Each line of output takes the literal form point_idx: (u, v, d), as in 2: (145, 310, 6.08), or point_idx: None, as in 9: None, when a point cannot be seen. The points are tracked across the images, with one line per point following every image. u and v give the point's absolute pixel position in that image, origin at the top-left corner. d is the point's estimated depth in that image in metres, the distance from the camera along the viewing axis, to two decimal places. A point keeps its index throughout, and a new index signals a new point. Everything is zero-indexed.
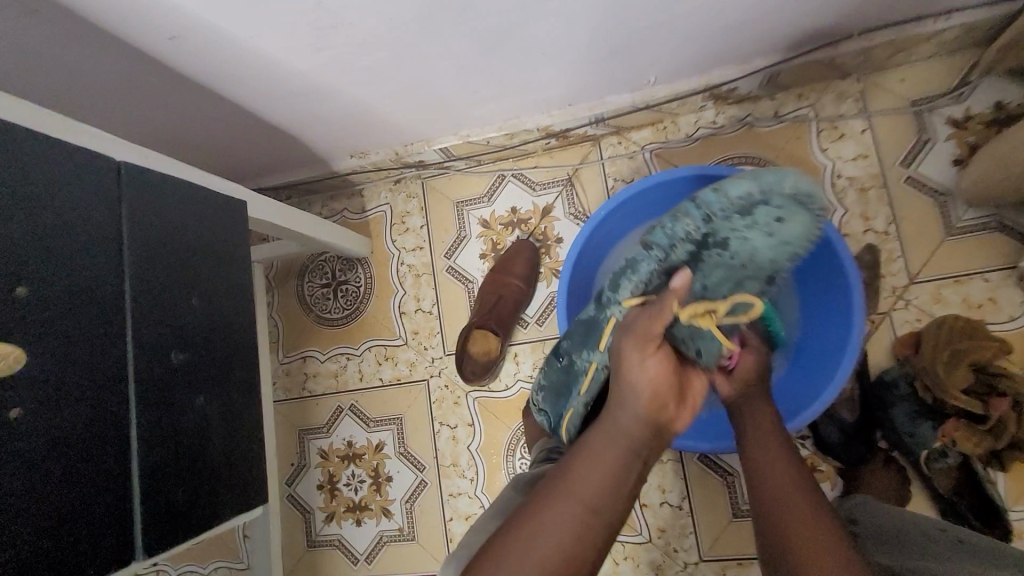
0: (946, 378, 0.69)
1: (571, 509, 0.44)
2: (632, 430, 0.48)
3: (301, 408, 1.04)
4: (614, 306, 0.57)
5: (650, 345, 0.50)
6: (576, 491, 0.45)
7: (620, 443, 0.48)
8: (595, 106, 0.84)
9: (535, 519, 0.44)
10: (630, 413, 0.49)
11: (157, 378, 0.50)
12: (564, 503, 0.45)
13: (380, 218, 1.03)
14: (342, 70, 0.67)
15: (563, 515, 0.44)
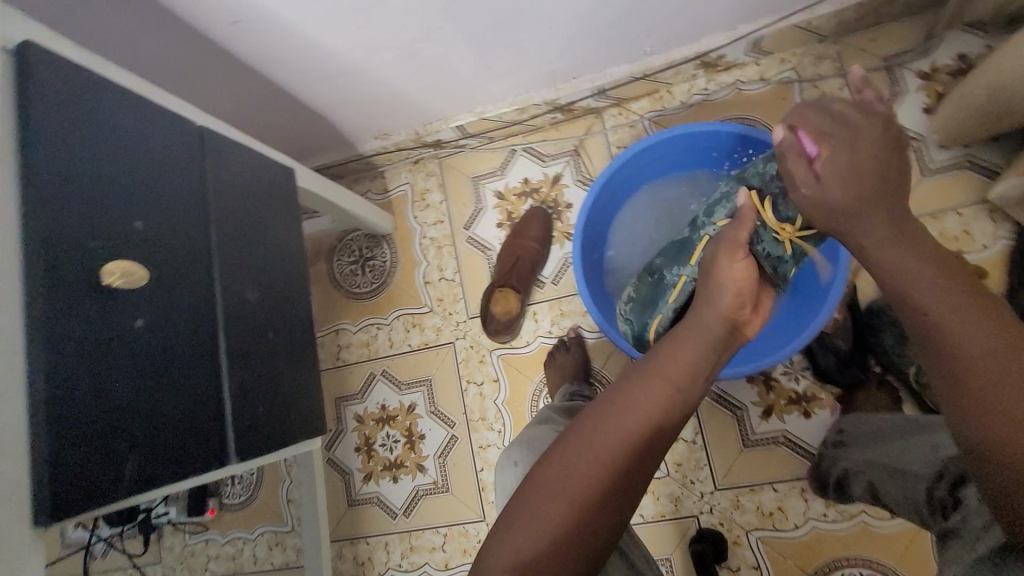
0: None
1: (664, 387, 0.48)
2: (719, 329, 0.51)
3: (336, 377, 1.11)
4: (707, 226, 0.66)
5: (737, 247, 0.54)
6: (662, 371, 0.49)
7: (706, 334, 0.51)
8: (597, 79, 0.92)
9: (626, 394, 0.49)
10: (717, 310, 0.52)
11: (240, 309, 0.58)
12: (652, 382, 0.49)
13: (402, 197, 1.12)
14: (376, 51, 0.75)
15: (652, 392, 0.48)
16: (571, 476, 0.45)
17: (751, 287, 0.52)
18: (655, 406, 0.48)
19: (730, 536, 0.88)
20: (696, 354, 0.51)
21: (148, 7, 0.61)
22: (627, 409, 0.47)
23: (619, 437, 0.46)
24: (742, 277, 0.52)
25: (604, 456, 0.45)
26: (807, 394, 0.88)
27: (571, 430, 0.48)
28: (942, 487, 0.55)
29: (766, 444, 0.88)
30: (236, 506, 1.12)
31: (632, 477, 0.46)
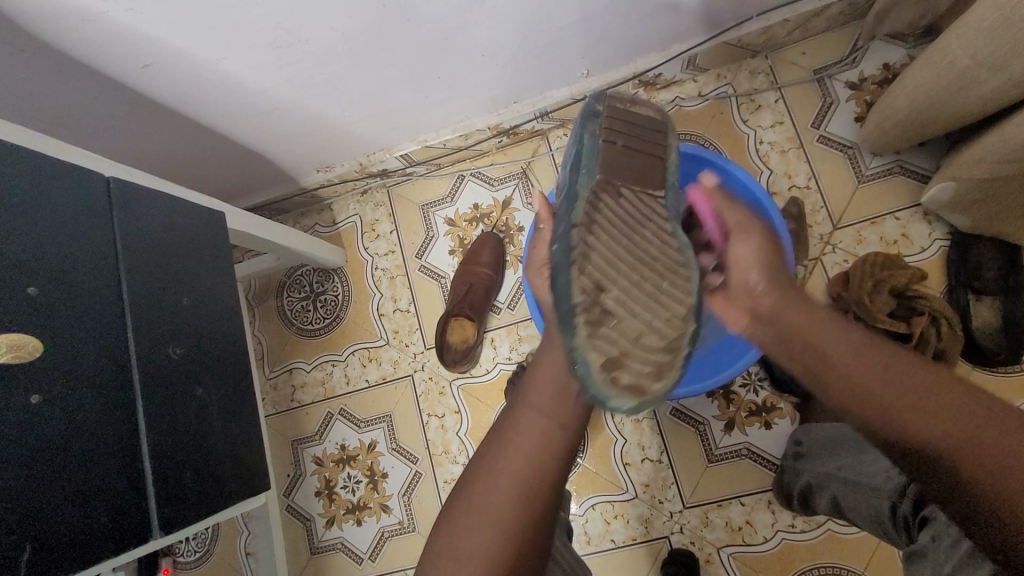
0: (874, 305, 0.79)
1: (531, 418, 0.53)
2: (564, 342, 0.52)
3: (292, 419, 1.07)
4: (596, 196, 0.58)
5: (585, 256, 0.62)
6: (530, 399, 0.54)
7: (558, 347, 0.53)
8: (538, 102, 0.93)
9: (505, 437, 0.53)
10: (566, 321, 0.58)
11: (158, 370, 0.55)
12: (520, 419, 0.53)
13: (352, 228, 1.09)
14: (303, 85, 0.73)
15: (524, 428, 0.53)
16: (474, 527, 0.50)
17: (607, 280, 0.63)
18: (527, 439, 0.52)
19: (701, 555, 0.87)
20: (555, 376, 0.53)
21: (45, 54, 0.58)
22: (502, 452, 0.52)
23: (508, 474, 0.51)
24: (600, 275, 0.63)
25: (492, 499, 0.50)
26: (766, 404, 0.88)
27: (481, 461, 0.54)
28: (903, 504, 0.55)
29: (730, 458, 0.88)
30: (192, 563, 1.05)
31: (526, 508, 0.50)
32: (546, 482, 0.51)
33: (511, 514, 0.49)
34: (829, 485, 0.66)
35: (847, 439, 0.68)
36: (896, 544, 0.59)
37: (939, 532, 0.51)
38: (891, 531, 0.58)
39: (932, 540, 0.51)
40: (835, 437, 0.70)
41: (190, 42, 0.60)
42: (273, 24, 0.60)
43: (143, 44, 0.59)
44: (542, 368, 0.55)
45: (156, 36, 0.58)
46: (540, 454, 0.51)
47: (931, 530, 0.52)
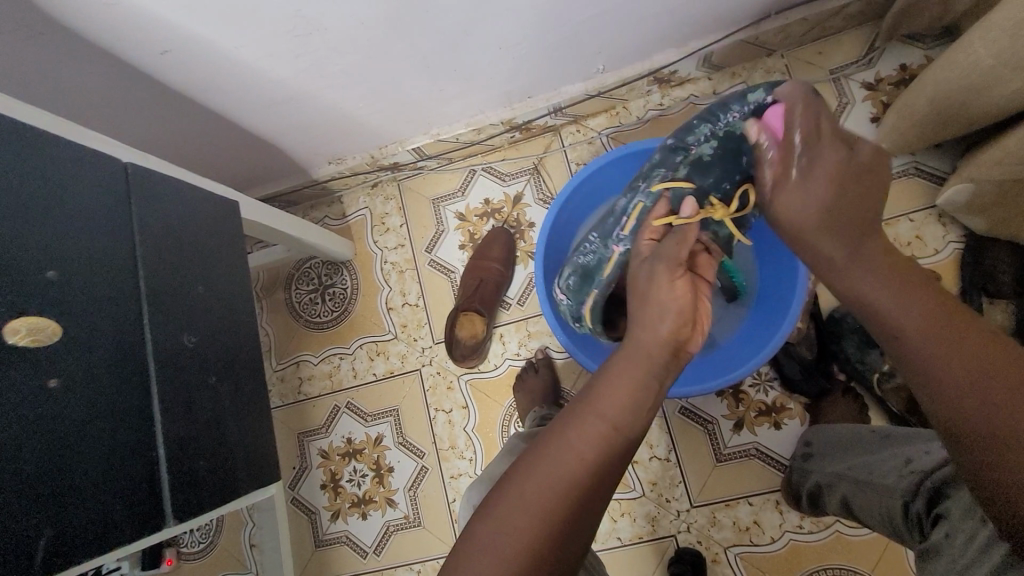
0: None
1: (598, 427, 0.47)
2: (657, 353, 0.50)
3: (298, 411, 1.07)
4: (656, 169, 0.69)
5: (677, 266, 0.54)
6: (601, 406, 0.48)
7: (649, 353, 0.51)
8: (552, 97, 0.92)
9: (564, 436, 0.46)
10: (665, 334, 0.51)
11: (173, 357, 0.55)
12: (586, 415, 0.48)
13: (362, 221, 1.09)
14: (319, 75, 0.72)
15: (587, 433, 0.46)
16: (511, 530, 0.42)
17: (691, 307, 0.52)
18: (590, 448, 0.45)
19: (709, 555, 0.87)
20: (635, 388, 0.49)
21: (64, 38, 0.58)
22: (560, 445, 0.46)
23: (564, 480, 0.44)
24: (683, 296, 0.52)
25: (540, 504, 0.43)
26: (776, 405, 0.88)
27: (531, 456, 0.46)
28: (917, 501, 0.54)
29: (739, 457, 0.88)
30: (195, 554, 1.05)
31: (574, 520, 0.43)
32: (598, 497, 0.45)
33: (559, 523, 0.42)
34: (838, 485, 0.66)
35: (861, 440, 0.68)
36: (909, 545, 0.58)
37: (953, 529, 0.49)
38: (902, 529, 0.57)
39: (947, 537, 0.50)
40: (848, 438, 0.70)
41: (209, 28, 0.60)
42: (293, 12, 0.59)
43: (162, 31, 0.59)
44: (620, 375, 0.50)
45: (176, 22, 0.58)
46: (601, 470, 0.45)
47: (944, 527, 0.50)
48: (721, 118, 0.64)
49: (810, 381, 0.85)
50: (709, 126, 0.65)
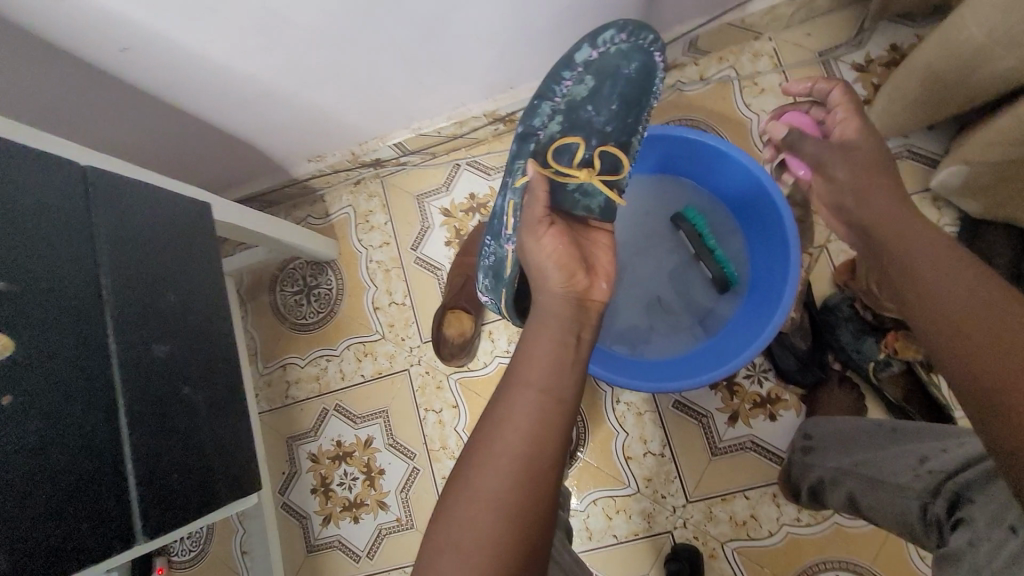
0: None
1: (527, 397, 0.52)
2: (560, 314, 0.56)
3: (286, 415, 1.05)
4: (548, 121, 0.67)
5: (539, 225, 0.57)
6: (523, 379, 0.53)
7: (556, 313, 0.57)
8: (535, 87, 0.90)
9: (501, 416, 0.52)
10: (557, 292, 0.57)
11: (142, 368, 0.53)
12: (513, 395, 0.53)
13: (345, 220, 1.06)
14: (291, 69, 0.70)
15: (518, 406, 0.52)
16: (472, 514, 0.47)
17: (570, 255, 0.57)
18: (523, 418, 0.51)
19: (706, 549, 0.85)
20: (552, 347, 0.55)
21: (18, 40, 0.55)
22: (497, 435, 0.51)
23: (509, 457, 0.49)
24: (555, 249, 0.56)
25: (494, 484, 0.48)
26: (771, 396, 0.86)
27: (477, 438, 0.52)
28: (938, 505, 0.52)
29: (734, 451, 0.86)
30: (186, 564, 1.04)
31: (531, 487, 0.48)
32: (549, 461, 0.50)
33: (515, 493, 0.48)
34: (845, 482, 0.64)
35: (868, 434, 0.66)
36: (927, 549, 0.56)
37: (977, 537, 0.47)
38: (921, 534, 0.55)
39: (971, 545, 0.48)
40: (852, 433, 0.68)
41: (171, 23, 0.57)
42: (259, 5, 0.57)
43: (121, 27, 0.56)
44: (537, 349, 0.55)
45: (135, 18, 0.55)
46: (541, 432, 0.51)
47: (966, 534, 0.48)
48: (560, 87, 0.66)
49: (805, 373, 0.83)
50: (550, 103, 0.67)
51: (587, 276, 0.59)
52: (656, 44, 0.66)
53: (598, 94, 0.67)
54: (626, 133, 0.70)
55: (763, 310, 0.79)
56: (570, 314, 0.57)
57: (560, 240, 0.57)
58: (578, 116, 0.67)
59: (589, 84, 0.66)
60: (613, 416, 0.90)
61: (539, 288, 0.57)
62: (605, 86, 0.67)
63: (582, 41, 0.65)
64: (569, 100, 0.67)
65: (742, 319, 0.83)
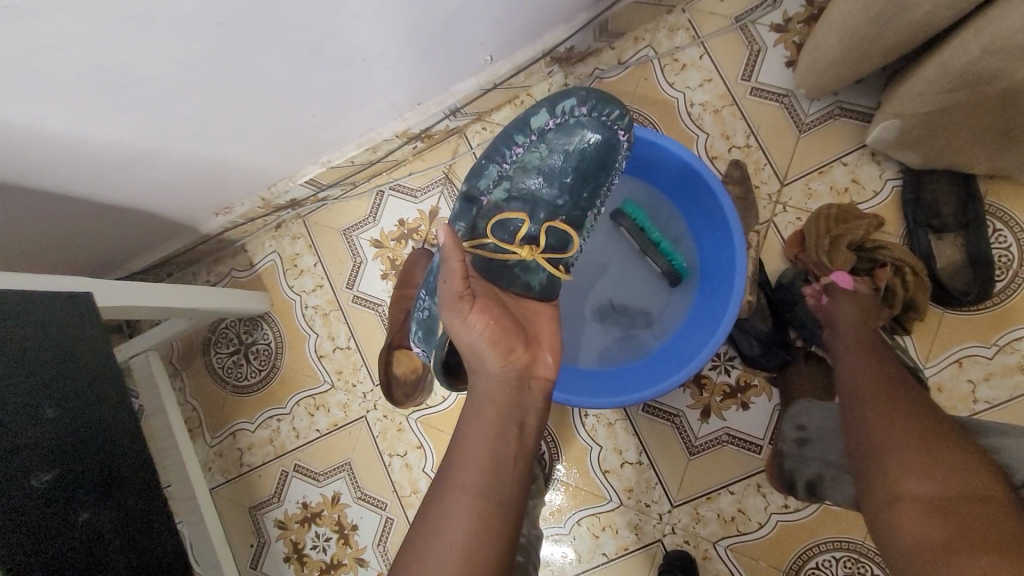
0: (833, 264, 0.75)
1: (465, 501, 0.49)
2: (500, 399, 0.52)
3: (244, 485, 0.98)
4: (495, 189, 0.65)
5: (460, 300, 0.52)
6: (461, 476, 0.50)
7: (496, 395, 0.53)
8: (445, 99, 0.83)
9: (439, 521, 0.49)
10: (491, 369, 0.53)
11: (21, 508, 0.47)
12: (451, 501, 0.49)
13: (272, 267, 0.99)
14: (159, 127, 0.62)
15: (455, 508, 0.49)
16: None
17: (501, 331, 0.53)
18: (461, 527, 0.48)
19: (698, 552, 0.82)
20: (491, 438, 0.51)
21: None
22: (435, 541, 0.48)
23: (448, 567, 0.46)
24: (485, 327, 0.52)
25: None
26: (740, 384, 0.83)
27: (415, 542, 0.49)
28: None
29: (711, 447, 0.82)
30: None
31: None
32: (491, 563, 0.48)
33: None
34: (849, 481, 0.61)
35: None
36: None
37: None
38: None
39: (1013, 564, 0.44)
40: None
41: None
42: (91, 66, 0.49)
43: None
44: (473, 449, 0.51)
45: None
46: (480, 535, 0.48)
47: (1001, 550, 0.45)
48: (511, 151, 0.65)
49: (769, 356, 0.79)
50: (498, 164, 0.65)
51: (528, 350, 0.55)
52: (620, 121, 0.65)
53: (551, 169, 0.65)
54: (577, 210, 0.66)
55: (710, 307, 0.76)
56: (510, 402, 0.53)
57: (488, 316, 0.52)
58: (523, 184, 0.65)
59: (543, 153, 0.64)
60: (584, 431, 0.86)
61: (477, 367, 0.53)
62: (557, 159, 0.65)
63: (541, 107, 0.64)
64: (524, 177, 0.65)
65: (693, 317, 0.79)
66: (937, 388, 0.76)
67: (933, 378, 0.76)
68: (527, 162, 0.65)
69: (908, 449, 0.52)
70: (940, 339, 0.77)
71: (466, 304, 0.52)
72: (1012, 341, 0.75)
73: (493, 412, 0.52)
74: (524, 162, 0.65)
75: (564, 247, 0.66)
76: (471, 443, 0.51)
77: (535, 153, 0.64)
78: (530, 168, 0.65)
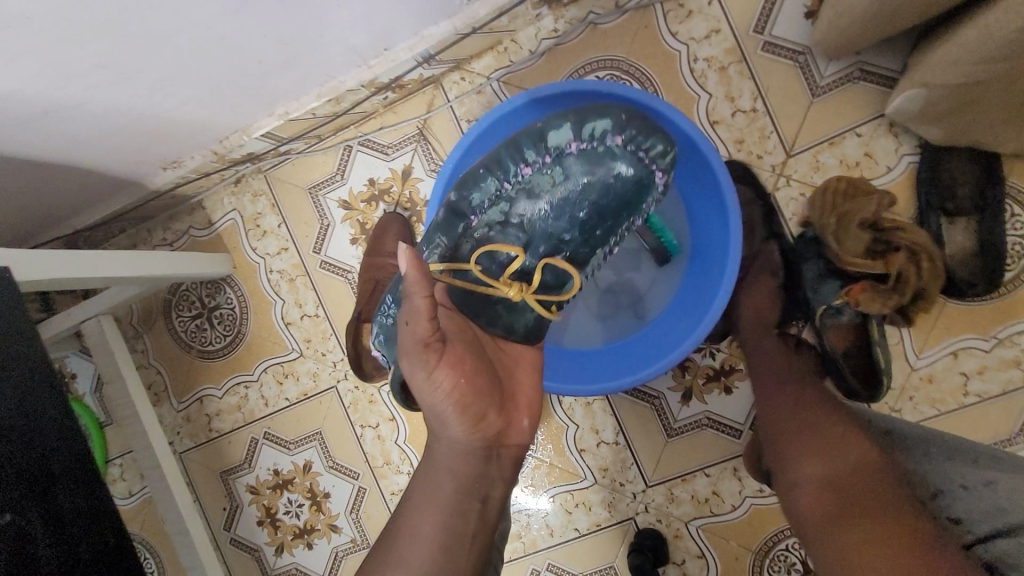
0: (840, 247, 0.69)
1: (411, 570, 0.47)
2: (462, 470, 0.49)
3: (213, 450, 0.96)
4: (492, 210, 0.55)
5: (425, 350, 0.45)
6: (413, 542, 0.48)
7: (459, 466, 0.49)
8: (416, 45, 0.74)
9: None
10: (458, 435, 0.48)
11: None
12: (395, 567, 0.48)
13: (233, 227, 0.92)
14: (70, 76, 0.54)
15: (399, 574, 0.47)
16: None
17: (472, 392, 0.47)
18: None
19: (669, 531, 0.81)
20: (447, 510, 0.49)
21: None
22: None
23: None
24: (453, 386, 0.46)
25: None
26: (725, 368, 0.79)
27: None
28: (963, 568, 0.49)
29: (690, 430, 0.80)
30: None
31: None
32: None
33: None
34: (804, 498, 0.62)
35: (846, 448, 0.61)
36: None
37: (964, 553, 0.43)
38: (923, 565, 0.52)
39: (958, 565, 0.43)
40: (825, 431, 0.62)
41: None
42: None
43: None
44: (428, 526, 0.49)
45: None
46: None
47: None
48: (517, 167, 0.55)
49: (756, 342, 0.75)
50: (497, 181, 0.55)
51: (501, 416, 0.51)
52: (660, 159, 0.55)
53: (563, 194, 0.55)
54: (586, 249, 0.57)
55: (694, 308, 0.70)
56: (472, 473, 0.50)
57: (459, 373, 0.46)
58: (524, 208, 0.55)
59: (557, 175, 0.54)
60: (561, 410, 0.83)
61: (439, 420, 0.48)
62: (573, 182, 0.54)
63: (567, 124, 0.54)
64: (530, 199, 0.55)
65: (670, 316, 0.75)
66: (929, 379, 0.73)
67: (926, 370, 0.73)
68: (534, 183, 0.55)
69: (804, 421, 0.58)
70: (938, 329, 0.73)
71: (435, 357, 0.45)
72: (1013, 334, 0.72)
73: (451, 484, 0.49)
74: (530, 181, 0.55)
75: (560, 287, 0.56)
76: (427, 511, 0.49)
77: (545, 173, 0.55)
78: (538, 191, 0.55)
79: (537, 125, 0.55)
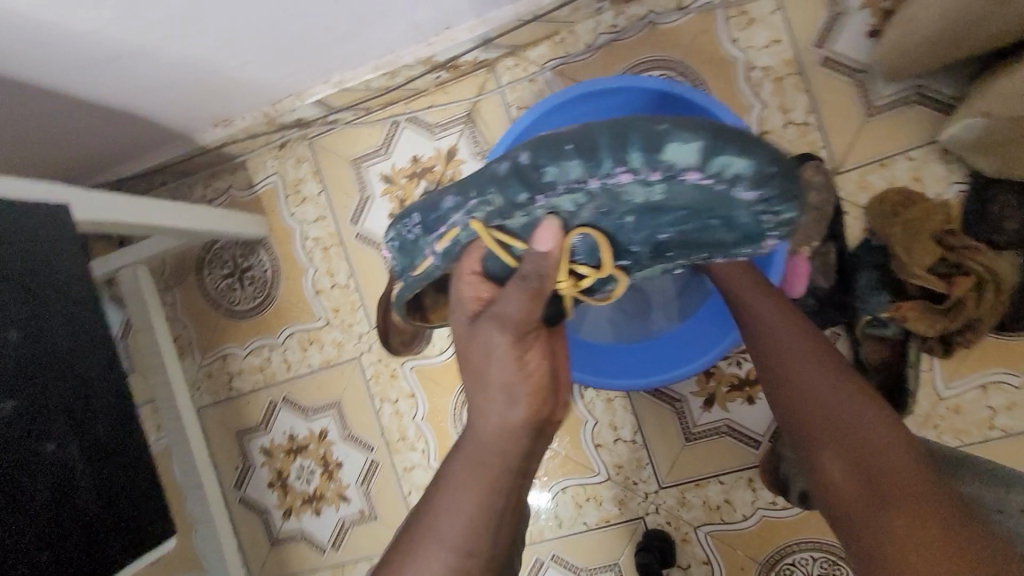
0: (907, 259, 0.69)
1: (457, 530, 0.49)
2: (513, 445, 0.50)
3: (232, 409, 0.97)
4: None
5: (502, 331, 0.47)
6: (460, 506, 0.50)
7: (511, 443, 0.50)
8: (476, 26, 0.74)
9: (427, 539, 0.49)
10: (511, 416, 0.50)
11: None
12: (439, 528, 0.49)
13: (273, 190, 0.92)
14: (142, 22, 0.54)
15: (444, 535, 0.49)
16: None
17: (532, 382, 0.49)
18: (442, 561, 0.48)
19: (678, 534, 0.82)
20: (495, 478, 0.50)
21: None
22: (418, 554, 0.48)
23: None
24: (516, 369, 0.49)
25: None
26: (750, 378, 0.80)
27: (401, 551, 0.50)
28: None
29: (709, 436, 0.81)
30: None
31: None
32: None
33: None
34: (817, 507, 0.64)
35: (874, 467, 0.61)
36: None
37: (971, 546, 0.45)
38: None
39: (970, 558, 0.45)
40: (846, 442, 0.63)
41: None
42: None
43: None
44: (471, 495, 0.50)
45: None
46: (466, 563, 0.48)
47: None
48: None
49: None
50: None
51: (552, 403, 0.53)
52: (780, 226, 0.45)
53: (647, 217, 0.46)
54: (645, 260, 0.53)
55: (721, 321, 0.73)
56: (521, 450, 0.51)
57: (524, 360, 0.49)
58: None
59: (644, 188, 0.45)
60: (581, 404, 0.84)
61: (494, 398, 0.49)
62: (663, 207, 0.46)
63: (678, 117, 0.42)
64: None
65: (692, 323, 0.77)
66: (955, 410, 0.73)
67: (953, 400, 0.73)
68: None
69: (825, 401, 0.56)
70: (970, 360, 0.73)
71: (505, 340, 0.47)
72: None
73: (500, 463, 0.50)
74: None
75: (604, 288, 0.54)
76: (475, 480, 0.50)
77: None
78: None
79: (657, 124, 0.38)
